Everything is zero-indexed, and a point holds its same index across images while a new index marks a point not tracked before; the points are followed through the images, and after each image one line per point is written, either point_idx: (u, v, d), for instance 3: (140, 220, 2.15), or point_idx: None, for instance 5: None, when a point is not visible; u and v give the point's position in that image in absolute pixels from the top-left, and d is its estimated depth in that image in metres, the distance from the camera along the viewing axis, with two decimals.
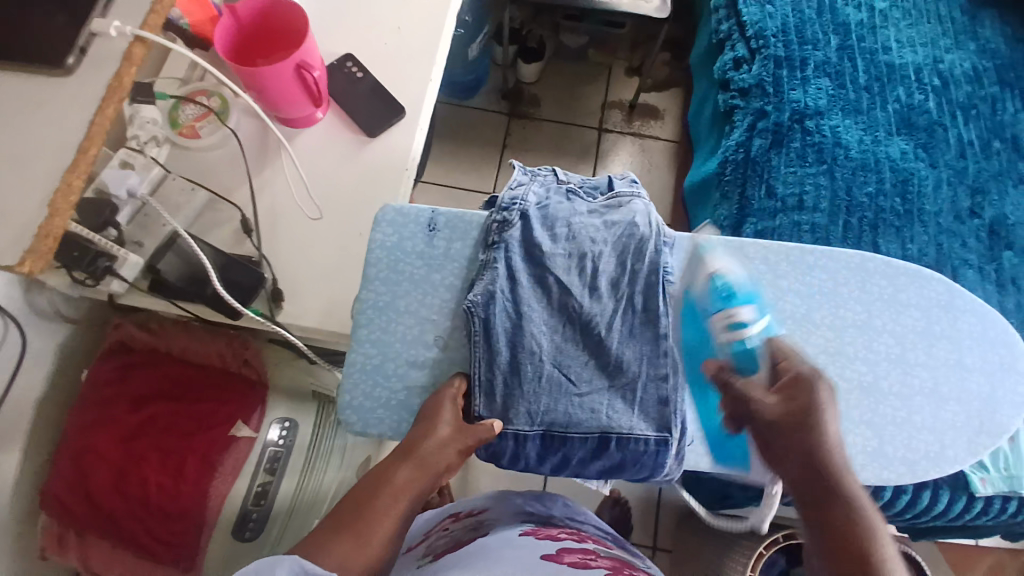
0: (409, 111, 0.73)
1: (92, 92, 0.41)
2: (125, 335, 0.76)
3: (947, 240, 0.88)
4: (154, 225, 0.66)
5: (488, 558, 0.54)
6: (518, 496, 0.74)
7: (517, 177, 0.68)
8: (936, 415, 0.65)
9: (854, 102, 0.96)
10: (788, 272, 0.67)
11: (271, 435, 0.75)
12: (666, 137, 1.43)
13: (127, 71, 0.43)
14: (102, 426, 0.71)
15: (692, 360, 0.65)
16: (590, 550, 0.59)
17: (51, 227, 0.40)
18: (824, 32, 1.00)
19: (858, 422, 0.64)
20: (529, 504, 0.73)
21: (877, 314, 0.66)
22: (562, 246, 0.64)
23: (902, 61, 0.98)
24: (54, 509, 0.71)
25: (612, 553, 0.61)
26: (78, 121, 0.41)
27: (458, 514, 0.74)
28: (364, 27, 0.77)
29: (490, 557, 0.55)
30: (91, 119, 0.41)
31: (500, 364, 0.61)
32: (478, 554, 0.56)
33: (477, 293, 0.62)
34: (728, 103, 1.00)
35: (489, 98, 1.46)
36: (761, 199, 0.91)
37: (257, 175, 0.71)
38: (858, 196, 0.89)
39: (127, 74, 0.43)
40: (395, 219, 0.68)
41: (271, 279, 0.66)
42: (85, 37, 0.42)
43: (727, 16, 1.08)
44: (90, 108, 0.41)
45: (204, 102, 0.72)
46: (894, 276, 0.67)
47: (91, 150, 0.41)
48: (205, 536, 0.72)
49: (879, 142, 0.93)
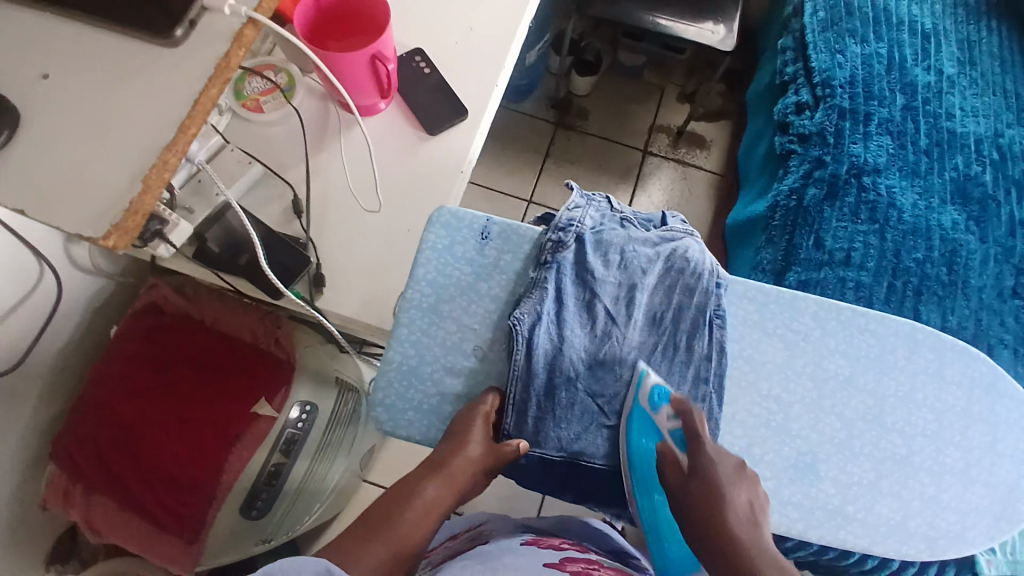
0: (470, 116, 0.73)
1: (198, 72, 0.39)
2: (160, 296, 0.78)
3: (987, 317, 0.87)
4: (206, 193, 0.64)
5: (488, 564, 0.53)
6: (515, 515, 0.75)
7: (574, 199, 0.66)
8: (962, 496, 0.64)
9: (912, 164, 0.94)
10: (836, 330, 0.66)
11: (292, 416, 0.73)
12: (709, 169, 1.42)
13: (235, 53, 0.40)
14: (126, 385, 0.72)
15: (644, 467, 0.60)
16: (593, 561, 0.59)
17: (142, 205, 0.37)
18: (891, 90, 0.99)
19: (886, 493, 0.63)
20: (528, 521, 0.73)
21: (920, 387, 0.65)
22: (613, 274, 0.64)
23: (964, 129, 0.97)
24: (64, 462, 0.71)
25: (616, 564, 0.62)
26: (183, 99, 0.38)
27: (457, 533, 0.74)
28: (437, 23, 0.76)
29: (491, 563, 0.54)
30: (195, 98, 0.39)
31: (536, 387, 0.60)
32: (477, 560, 0.56)
33: (524, 311, 0.61)
34: (786, 146, 1.01)
35: (539, 105, 1.45)
36: (808, 249, 0.90)
37: (314, 157, 0.70)
38: (906, 261, 0.88)
39: (235, 56, 0.40)
40: (449, 221, 0.68)
41: (316, 263, 0.65)
42: (196, 10, 0.39)
43: (794, 59, 1.08)
44: (193, 86, 0.39)
45: (272, 77, 0.72)
46: (941, 350, 0.66)
47: (190, 131, 0.38)
48: (215, 509, 0.73)
49: (933, 209, 0.91)
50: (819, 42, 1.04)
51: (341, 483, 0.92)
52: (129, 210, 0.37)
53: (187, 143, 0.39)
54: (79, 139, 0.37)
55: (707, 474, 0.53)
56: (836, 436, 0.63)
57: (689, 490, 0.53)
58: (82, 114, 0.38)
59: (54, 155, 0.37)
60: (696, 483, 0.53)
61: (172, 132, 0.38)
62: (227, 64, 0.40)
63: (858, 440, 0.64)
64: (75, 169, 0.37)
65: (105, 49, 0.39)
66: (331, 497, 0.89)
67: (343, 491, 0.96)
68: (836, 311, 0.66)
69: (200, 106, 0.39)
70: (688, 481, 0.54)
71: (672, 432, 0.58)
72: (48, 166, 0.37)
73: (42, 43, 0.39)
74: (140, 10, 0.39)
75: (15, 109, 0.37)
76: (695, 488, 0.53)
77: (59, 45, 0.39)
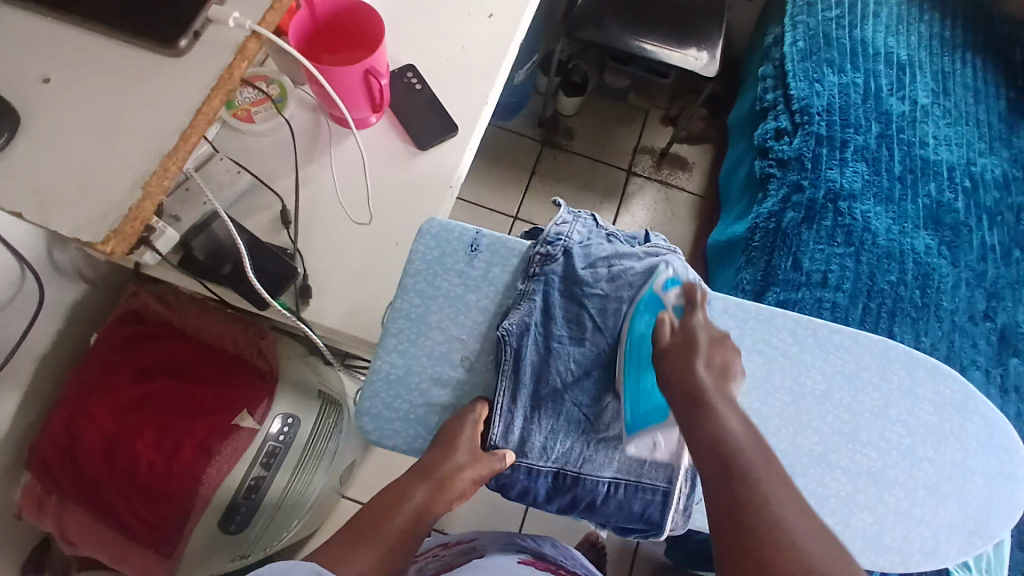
0: (460, 132, 0.74)
1: (202, 81, 0.39)
2: (139, 304, 0.77)
3: (958, 338, 0.90)
4: (194, 201, 0.64)
5: None
6: (511, 534, 0.76)
7: (561, 215, 0.68)
8: (935, 509, 0.66)
9: (887, 190, 0.98)
10: (813, 347, 0.68)
11: (273, 429, 0.72)
12: (691, 190, 1.45)
13: (238, 64, 0.40)
14: (103, 393, 0.70)
15: (640, 338, 0.61)
16: None
17: (142, 211, 0.38)
18: (866, 118, 1.02)
19: (862, 506, 0.64)
20: (523, 537, 0.75)
21: (894, 403, 0.67)
22: (600, 286, 0.64)
23: (936, 157, 1.01)
24: (38, 471, 0.71)
25: None
26: (185, 108, 0.39)
27: (448, 543, 0.76)
28: (429, 41, 0.78)
29: None
30: (197, 108, 0.39)
31: (522, 397, 0.62)
32: None
33: (512, 322, 0.63)
34: (765, 170, 1.05)
35: (526, 123, 1.48)
36: (787, 270, 0.93)
37: (304, 167, 0.70)
38: (880, 282, 0.91)
39: (238, 69, 0.40)
40: (439, 233, 0.68)
41: (303, 274, 0.65)
42: (201, 22, 0.40)
43: (774, 86, 1.12)
44: (198, 97, 0.39)
45: (263, 88, 0.72)
46: (913, 368, 0.68)
47: (192, 140, 0.39)
48: (190, 525, 0.71)
49: (906, 233, 0.95)
50: (799, 71, 1.08)
51: (323, 496, 0.91)
52: (129, 215, 0.37)
53: (189, 150, 0.39)
54: (78, 145, 0.38)
55: (690, 337, 0.55)
56: (813, 450, 0.65)
57: (671, 345, 0.55)
58: (80, 118, 0.38)
59: (50, 160, 0.38)
60: (677, 346, 0.55)
61: (175, 139, 0.38)
62: (230, 75, 0.40)
63: (835, 455, 0.65)
64: (73, 173, 0.37)
65: (108, 57, 0.40)
66: (310, 513, 0.88)
67: (324, 505, 0.96)
68: (816, 328, 0.68)
69: (201, 117, 0.39)
70: (671, 345, 0.55)
71: (676, 306, 0.59)
72: (42, 171, 0.37)
73: (43, 49, 0.39)
74: (147, 21, 0.39)
75: (13, 114, 0.37)
76: (675, 348, 0.55)
77: (61, 49, 0.39)
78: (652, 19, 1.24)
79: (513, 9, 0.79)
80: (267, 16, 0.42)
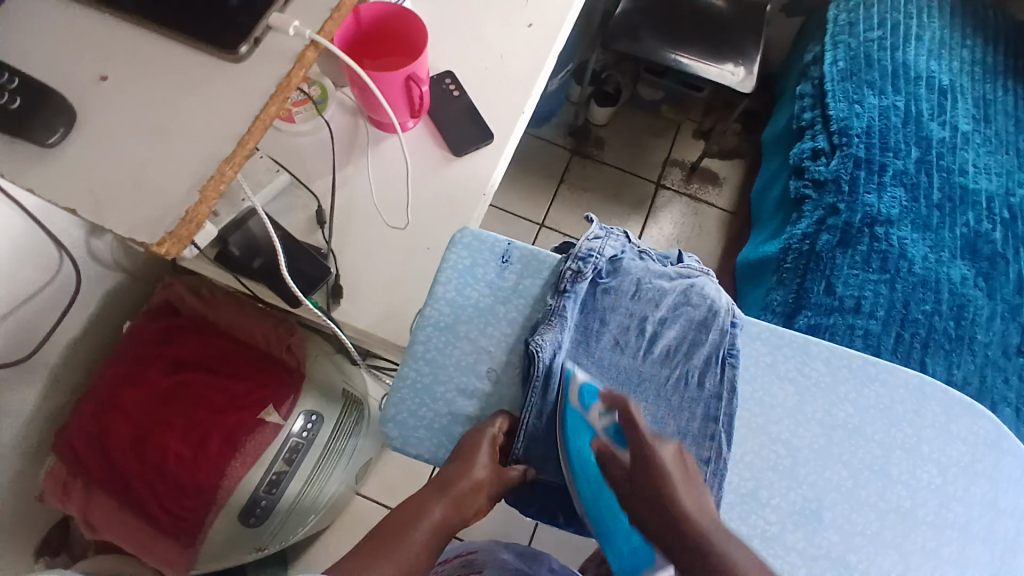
0: (497, 140, 0.74)
1: (260, 87, 0.40)
2: (175, 295, 0.80)
3: (991, 373, 0.87)
4: (233, 197, 0.65)
5: None
6: (513, 550, 0.78)
7: (594, 230, 0.68)
8: (964, 550, 0.64)
9: (924, 217, 0.95)
10: (846, 378, 0.66)
11: (296, 427, 0.72)
12: (721, 206, 1.44)
13: (296, 71, 0.41)
14: (137, 382, 0.72)
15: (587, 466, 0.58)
16: None
17: (196, 213, 0.38)
18: (907, 142, 1.00)
19: (889, 544, 0.62)
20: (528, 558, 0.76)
21: (926, 439, 0.65)
22: (629, 304, 0.66)
23: (976, 186, 0.98)
24: (66, 455, 0.72)
25: None
26: (242, 113, 0.39)
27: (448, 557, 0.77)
28: (471, 48, 0.78)
29: None
30: (254, 114, 0.40)
31: (549, 413, 0.61)
32: None
33: (545, 338, 0.61)
34: (800, 191, 1.05)
35: (557, 131, 1.47)
36: (819, 293, 0.92)
37: (341, 169, 0.71)
38: (914, 311, 0.89)
39: (296, 75, 0.41)
40: (471, 243, 0.68)
41: (335, 274, 0.66)
42: (261, 29, 0.41)
43: (812, 105, 1.11)
44: (256, 102, 0.40)
45: (306, 90, 0.73)
46: (948, 404, 0.67)
47: (248, 146, 0.39)
48: (212, 517, 0.72)
49: (942, 262, 0.93)
50: (839, 91, 1.06)
51: (338, 496, 0.92)
52: (184, 217, 0.38)
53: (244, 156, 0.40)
54: (133, 144, 0.39)
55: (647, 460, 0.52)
56: (842, 485, 0.64)
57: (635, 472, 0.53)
58: (135, 117, 0.39)
59: (105, 158, 0.38)
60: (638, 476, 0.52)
61: (232, 145, 0.39)
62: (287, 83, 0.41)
63: (864, 489, 0.64)
64: (128, 173, 0.38)
65: (165, 58, 0.40)
66: (325, 512, 0.88)
67: (338, 505, 0.97)
68: (850, 358, 0.67)
69: (260, 121, 0.40)
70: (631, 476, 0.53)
71: (607, 427, 0.58)
72: (98, 168, 0.38)
73: (103, 47, 0.40)
74: (206, 26, 0.40)
75: (71, 111, 0.38)
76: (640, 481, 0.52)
77: (120, 50, 0.40)
78: (691, 33, 1.23)
79: (554, 20, 0.79)
80: (326, 25, 0.43)
